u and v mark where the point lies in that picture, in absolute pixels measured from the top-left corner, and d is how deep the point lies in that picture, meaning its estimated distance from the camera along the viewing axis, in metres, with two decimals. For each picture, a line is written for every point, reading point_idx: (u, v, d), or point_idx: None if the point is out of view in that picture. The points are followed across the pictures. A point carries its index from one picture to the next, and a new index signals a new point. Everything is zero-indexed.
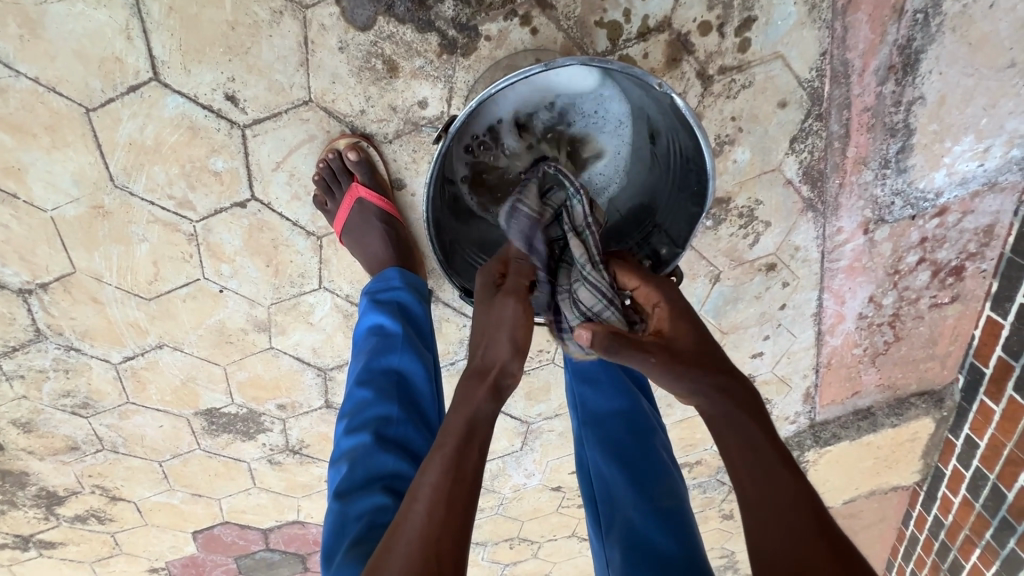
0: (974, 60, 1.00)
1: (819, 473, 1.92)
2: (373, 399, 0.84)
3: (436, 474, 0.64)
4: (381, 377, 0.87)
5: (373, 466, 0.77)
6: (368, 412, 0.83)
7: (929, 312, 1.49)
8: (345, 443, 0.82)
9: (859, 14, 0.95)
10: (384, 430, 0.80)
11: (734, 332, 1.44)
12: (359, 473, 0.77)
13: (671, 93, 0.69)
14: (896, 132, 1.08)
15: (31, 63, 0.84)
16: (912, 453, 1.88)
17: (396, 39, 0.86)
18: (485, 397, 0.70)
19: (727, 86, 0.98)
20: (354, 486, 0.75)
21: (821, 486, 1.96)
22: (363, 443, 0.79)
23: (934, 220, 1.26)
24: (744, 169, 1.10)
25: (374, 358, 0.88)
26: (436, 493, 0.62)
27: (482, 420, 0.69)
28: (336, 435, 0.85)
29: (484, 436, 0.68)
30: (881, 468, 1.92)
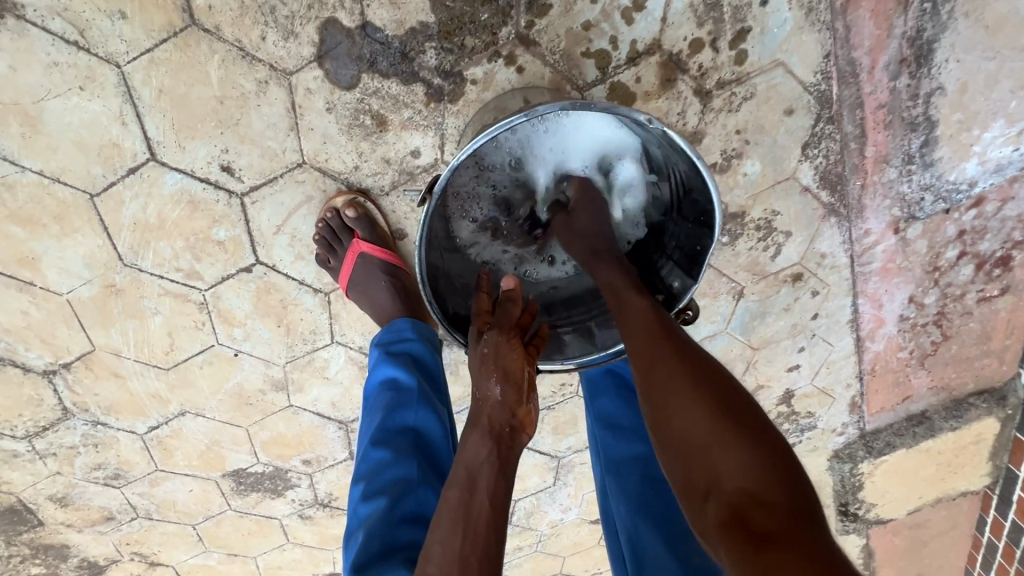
0: (994, 43, 0.94)
1: (878, 485, 1.78)
2: (391, 461, 0.81)
3: (446, 529, 0.64)
4: (399, 435, 0.84)
5: (394, 537, 0.74)
6: (386, 475, 0.79)
7: (978, 307, 1.38)
8: (363, 507, 0.78)
9: (861, 11, 0.90)
10: (403, 495, 0.77)
11: (765, 347, 1.37)
12: (377, 542, 0.73)
13: (661, 126, 0.68)
14: (917, 126, 1.01)
15: (36, 157, 0.85)
16: (978, 457, 1.74)
17: (382, 93, 0.86)
18: (481, 440, 0.71)
19: (727, 100, 0.94)
20: (373, 558, 0.71)
21: (882, 499, 1.82)
22: (381, 510, 0.76)
23: (971, 211, 1.17)
24: (756, 181, 1.05)
25: (390, 416, 0.85)
26: (450, 547, 0.63)
27: (480, 465, 0.69)
28: (352, 499, 0.81)
29: (490, 481, 0.68)
30: (947, 475, 1.78)
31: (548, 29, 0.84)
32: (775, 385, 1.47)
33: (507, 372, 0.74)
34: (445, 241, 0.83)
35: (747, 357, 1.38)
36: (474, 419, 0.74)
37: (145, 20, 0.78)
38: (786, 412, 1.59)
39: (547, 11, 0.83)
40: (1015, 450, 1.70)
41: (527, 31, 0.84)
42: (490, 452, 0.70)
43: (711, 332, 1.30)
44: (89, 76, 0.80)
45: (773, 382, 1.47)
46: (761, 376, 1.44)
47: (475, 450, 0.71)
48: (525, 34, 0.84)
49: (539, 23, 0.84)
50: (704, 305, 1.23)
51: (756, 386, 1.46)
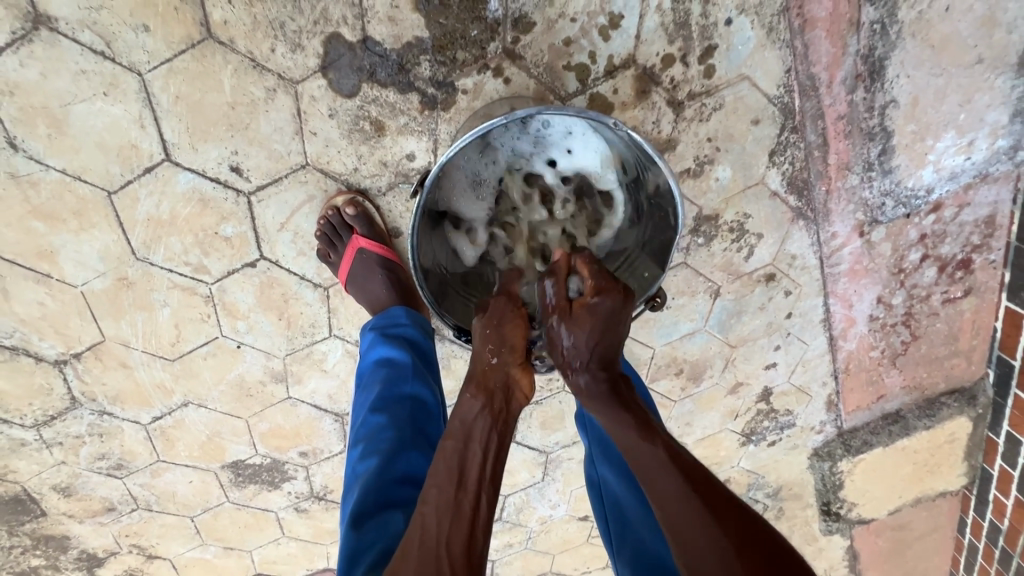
0: (940, 60, 1.03)
1: (857, 483, 1.84)
2: (387, 427, 0.87)
3: (441, 477, 0.72)
4: (393, 406, 0.90)
5: (388, 495, 0.79)
6: (382, 439, 0.85)
7: (944, 308, 1.47)
8: (360, 466, 0.84)
9: (818, 31, 0.99)
10: (396, 457, 0.83)
11: (743, 345, 1.44)
12: (373, 498, 0.79)
13: (627, 129, 0.77)
14: (875, 136, 1.10)
15: (59, 157, 0.92)
16: (953, 456, 1.80)
17: (380, 101, 0.93)
18: (475, 395, 0.79)
19: (698, 110, 1.03)
20: (369, 512, 0.77)
21: (862, 497, 1.88)
22: (376, 471, 0.81)
23: (930, 216, 1.25)
24: (727, 186, 1.13)
25: (387, 388, 0.91)
26: (443, 493, 0.70)
27: (474, 421, 0.77)
28: (350, 461, 0.87)
29: (483, 433, 0.77)
30: (924, 473, 1.85)
31: (532, 44, 0.93)
32: (754, 383, 1.55)
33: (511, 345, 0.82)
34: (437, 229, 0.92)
35: (726, 354, 1.45)
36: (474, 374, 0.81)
37: (164, 32, 0.86)
38: (766, 411, 1.66)
39: (532, 28, 0.92)
40: (987, 449, 1.77)
41: (514, 46, 0.92)
42: (484, 410, 0.78)
43: (691, 330, 1.37)
44: (112, 83, 0.88)
45: (752, 380, 1.54)
46: (740, 373, 1.51)
47: (470, 406, 0.78)
48: (511, 48, 0.92)
49: (524, 39, 0.92)
50: (683, 304, 1.31)
51: (736, 384, 1.53)
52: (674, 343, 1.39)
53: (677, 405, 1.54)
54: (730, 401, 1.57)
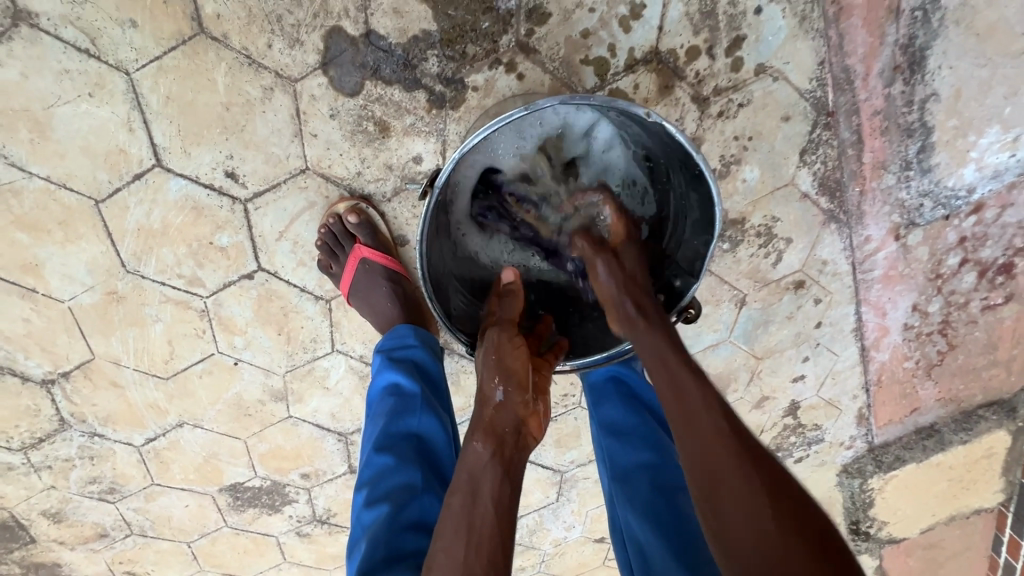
0: (985, 49, 0.96)
1: (889, 502, 1.74)
2: (395, 466, 0.79)
3: (449, 537, 0.64)
4: (401, 441, 0.83)
5: (397, 546, 0.72)
6: (389, 481, 0.78)
7: (983, 316, 1.38)
8: (366, 507, 0.76)
9: (853, 20, 0.92)
10: (406, 502, 0.76)
11: (769, 357, 1.36)
12: (380, 551, 0.71)
13: (661, 119, 0.69)
14: (913, 132, 1.03)
15: (43, 163, 0.87)
16: (991, 472, 1.71)
17: (385, 100, 0.87)
18: (484, 442, 0.72)
19: (724, 106, 0.96)
20: (376, 568, 0.69)
21: (894, 516, 1.78)
22: (384, 518, 0.74)
23: (971, 217, 1.18)
24: (755, 188, 1.06)
25: (393, 422, 0.84)
26: (452, 556, 0.62)
27: (484, 472, 0.69)
28: (354, 502, 0.79)
29: (494, 486, 0.69)
30: (959, 490, 1.75)
31: (547, 37, 0.86)
32: (780, 397, 1.46)
33: (508, 370, 0.76)
34: (449, 233, 0.85)
35: (751, 367, 1.37)
36: (480, 421, 0.74)
37: (154, 28, 0.80)
38: (793, 426, 1.57)
39: (547, 20, 0.85)
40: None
41: (527, 39, 0.86)
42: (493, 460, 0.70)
43: (714, 341, 1.29)
44: (99, 83, 0.82)
45: (778, 393, 1.46)
46: (766, 387, 1.43)
47: (480, 453, 0.71)
48: (525, 42, 0.86)
49: (539, 31, 0.86)
50: (707, 313, 1.23)
51: (761, 398, 1.45)
52: (696, 355, 1.31)
53: None
54: (755, 415, 1.49)
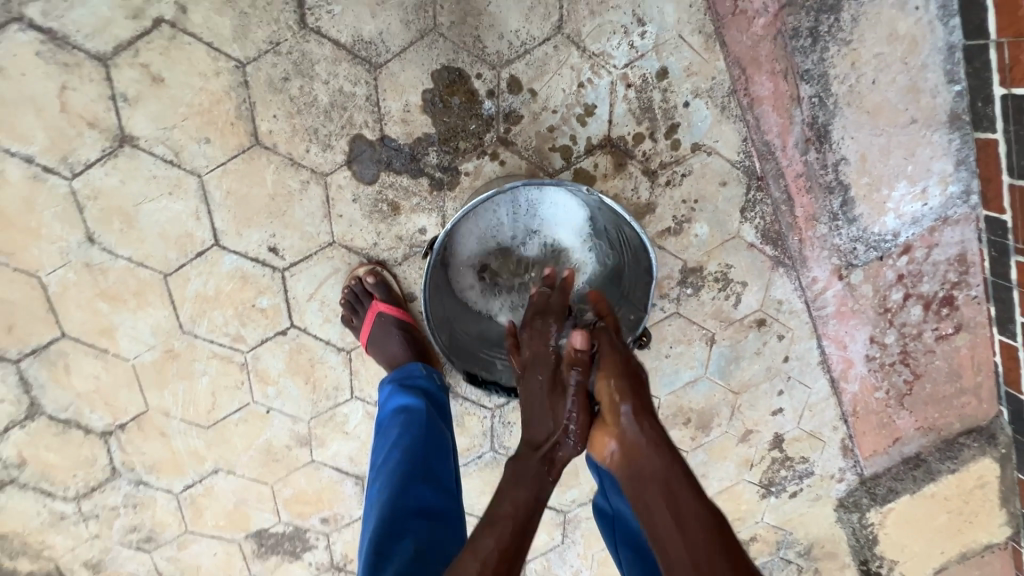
0: (878, 123, 1.18)
1: (894, 538, 1.77)
2: (401, 466, 0.95)
3: (498, 530, 0.82)
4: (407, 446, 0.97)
5: (398, 529, 0.87)
6: (394, 478, 0.93)
7: (938, 345, 1.52)
8: (377, 499, 0.92)
9: (765, 107, 1.15)
10: (407, 495, 0.91)
11: (746, 391, 1.49)
12: (384, 532, 0.86)
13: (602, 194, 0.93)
14: (833, 189, 1.23)
15: (128, 247, 1.09)
16: (989, 503, 1.75)
17: (396, 185, 1.10)
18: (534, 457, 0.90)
19: (670, 177, 1.18)
20: (380, 545, 0.84)
21: (902, 554, 1.80)
22: (389, 508, 0.89)
23: (903, 257, 1.35)
24: (706, 241, 1.25)
25: (402, 432, 1.00)
26: (497, 544, 0.81)
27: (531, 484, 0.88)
28: (368, 496, 0.95)
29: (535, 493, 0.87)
30: (962, 523, 1.78)
31: (521, 133, 1.10)
32: (764, 430, 1.57)
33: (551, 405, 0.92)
34: (447, 288, 1.06)
35: (730, 401, 1.50)
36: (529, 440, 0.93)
37: (223, 142, 1.05)
38: (782, 460, 1.66)
39: (520, 120, 1.10)
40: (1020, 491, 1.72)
41: (506, 135, 1.10)
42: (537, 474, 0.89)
43: (692, 377, 1.43)
44: (178, 185, 1.06)
45: (761, 427, 1.57)
46: (748, 421, 1.54)
47: (534, 469, 0.90)
48: (504, 137, 1.10)
49: (515, 129, 1.10)
50: (682, 351, 1.38)
51: (745, 432, 1.56)
52: (677, 391, 1.45)
53: (689, 454, 1.57)
54: (743, 449, 1.59)
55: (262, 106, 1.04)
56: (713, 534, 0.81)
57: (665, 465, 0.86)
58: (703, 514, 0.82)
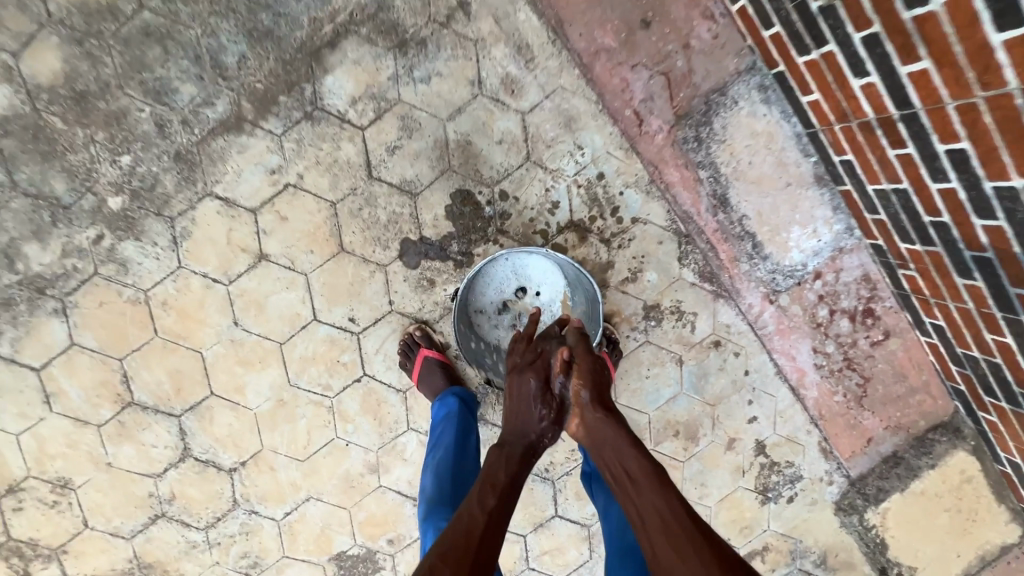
0: (763, 188, 1.67)
1: (901, 541, 1.97)
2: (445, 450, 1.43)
3: (495, 497, 1.14)
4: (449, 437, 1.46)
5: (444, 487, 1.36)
6: (441, 456, 1.42)
7: (875, 350, 1.85)
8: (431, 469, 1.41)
9: (678, 187, 1.65)
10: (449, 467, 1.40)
11: (720, 404, 1.84)
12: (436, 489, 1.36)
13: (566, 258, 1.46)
14: (744, 237, 1.70)
15: (257, 328, 1.60)
16: (982, 498, 1.93)
17: (431, 268, 1.62)
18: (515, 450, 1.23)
19: (621, 242, 1.68)
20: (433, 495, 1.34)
21: (913, 556, 1.99)
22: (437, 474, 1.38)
23: (817, 281, 1.77)
24: (658, 284, 1.71)
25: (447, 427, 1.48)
26: (490, 508, 1.12)
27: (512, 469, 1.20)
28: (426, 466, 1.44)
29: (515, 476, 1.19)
30: (964, 521, 1.95)
31: (513, 224, 1.63)
32: (745, 438, 1.88)
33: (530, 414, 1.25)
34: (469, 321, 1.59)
35: (709, 413, 1.84)
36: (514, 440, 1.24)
37: (320, 251, 1.57)
38: (770, 467, 1.93)
39: (511, 216, 1.62)
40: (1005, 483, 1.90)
41: (503, 226, 1.63)
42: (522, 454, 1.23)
43: (672, 394, 1.81)
44: (292, 282, 1.58)
45: (742, 435, 1.88)
46: (730, 430, 1.87)
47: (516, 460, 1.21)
48: (501, 228, 1.62)
49: (508, 222, 1.62)
50: (658, 372, 1.78)
51: (730, 440, 1.88)
52: (662, 407, 1.82)
53: (685, 464, 1.88)
54: (731, 457, 1.89)
55: (344, 226, 1.57)
56: (654, 484, 1.10)
57: (617, 439, 1.16)
58: (647, 470, 1.11)
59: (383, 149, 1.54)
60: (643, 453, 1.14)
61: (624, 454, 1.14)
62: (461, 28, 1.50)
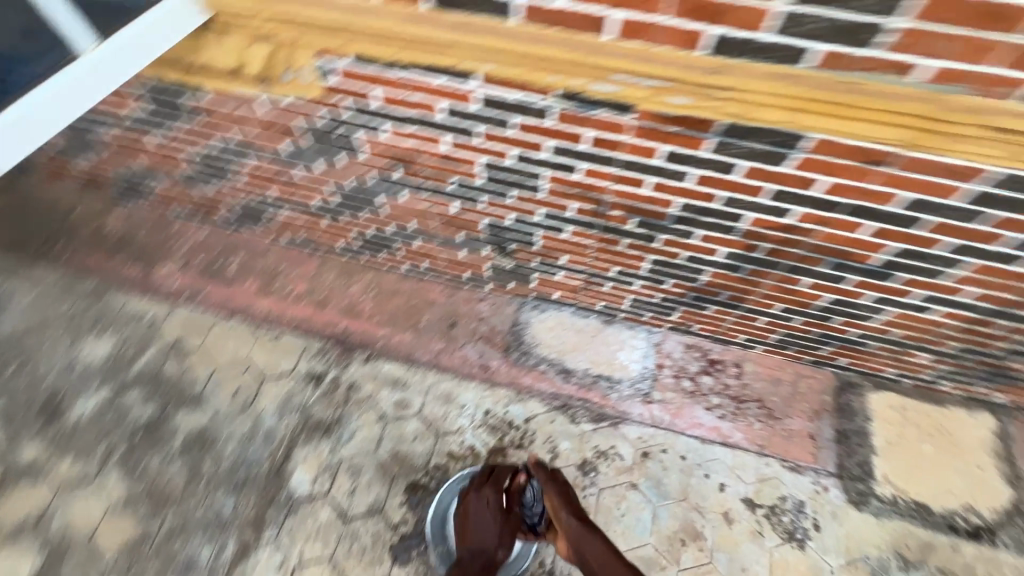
0: (582, 349, 2.45)
1: (928, 491, 2.16)
2: None
3: None
4: None
5: None
6: None
7: (743, 378, 2.39)
8: None
9: (537, 384, 2.39)
10: None
11: (690, 493, 2.18)
12: None
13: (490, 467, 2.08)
14: (597, 380, 2.39)
15: None
16: (927, 413, 2.29)
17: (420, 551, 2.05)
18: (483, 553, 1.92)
19: (530, 439, 2.28)
20: None
21: (953, 496, 2.15)
22: None
23: (663, 370, 2.41)
24: (574, 446, 2.27)
25: None
26: None
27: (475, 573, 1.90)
28: None
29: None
30: (938, 439, 2.25)
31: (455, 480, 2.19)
32: (732, 504, 2.16)
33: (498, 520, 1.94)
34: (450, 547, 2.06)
35: (689, 506, 2.16)
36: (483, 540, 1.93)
37: None
38: (774, 512, 2.15)
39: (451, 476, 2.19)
40: (923, 389, 2.33)
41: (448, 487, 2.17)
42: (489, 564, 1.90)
43: (652, 513, 2.14)
44: None
45: (729, 504, 2.16)
46: (716, 507, 2.15)
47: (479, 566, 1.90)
48: None
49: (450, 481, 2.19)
50: (627, 505, 2.15)
51: (723, 515, 2.14)
52: (654, 529, 2.12)
53: (715, 562, 2.07)
54: (739, 528, 2.12)
55: (346, 568, 2.03)
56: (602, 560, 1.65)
57: (578, 532, 1.74)
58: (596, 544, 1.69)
59: (345, 495, 2.14)
60: (599, 541, 1.70)
61: (559, 511, 1.81)
62: (356, 396, 2.35)
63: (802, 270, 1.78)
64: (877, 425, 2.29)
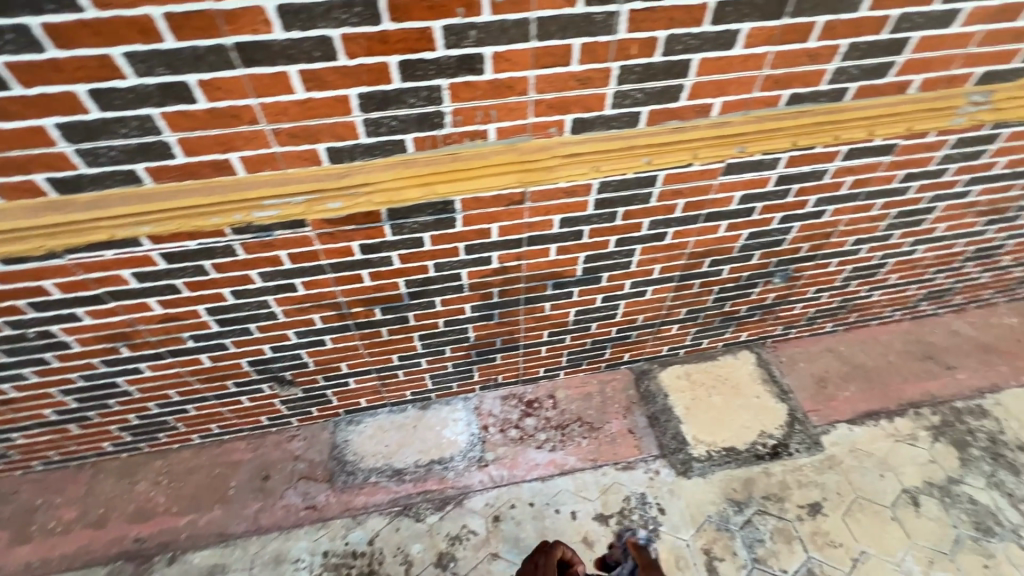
0: (407, 443, 2.42)
1: (731, 434, 2.45)
2: None
3: None
4: None
5: None
6: None
7: (560, 405, 2.57)
8: None
9: (371, 498, 2.28)
10: None
11: (547, 535, 2.20)
12: None
13: None
14: (430, 467, 2.36)
15: None
16: (705, 370, 2.67)
17: None
18: None
19: (379, 560, 2.14)
20: None
21: (749, 429, 2.47)
22: None
23: (488, 428, 2.48)
24: (426, 544, 2.18)
25: None
26: None
27: None
28: None
29: None
30: (721, 387, 2.61)
31: None
32: (587, 527, 2.22)
33: None
34: None
35: None
36: None
37: None
38: (624, 515, 2.26)
39: None
40: (695, 352, 2.72)
41: None
42: None
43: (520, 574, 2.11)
44: None
45: (584, 528, 2.22)
46: (574, 537, 2.20)
47: None
48: None
49: None
50: None
51: (583, 541, 2.19)
52: None
53: None
54: (599, 546, 2.18)
55: None
56: None
57: None
58: None
59: None
60: None
61: None
62: None
63: (536, 297, 2.04)
64: (675, 396, 2.58)
